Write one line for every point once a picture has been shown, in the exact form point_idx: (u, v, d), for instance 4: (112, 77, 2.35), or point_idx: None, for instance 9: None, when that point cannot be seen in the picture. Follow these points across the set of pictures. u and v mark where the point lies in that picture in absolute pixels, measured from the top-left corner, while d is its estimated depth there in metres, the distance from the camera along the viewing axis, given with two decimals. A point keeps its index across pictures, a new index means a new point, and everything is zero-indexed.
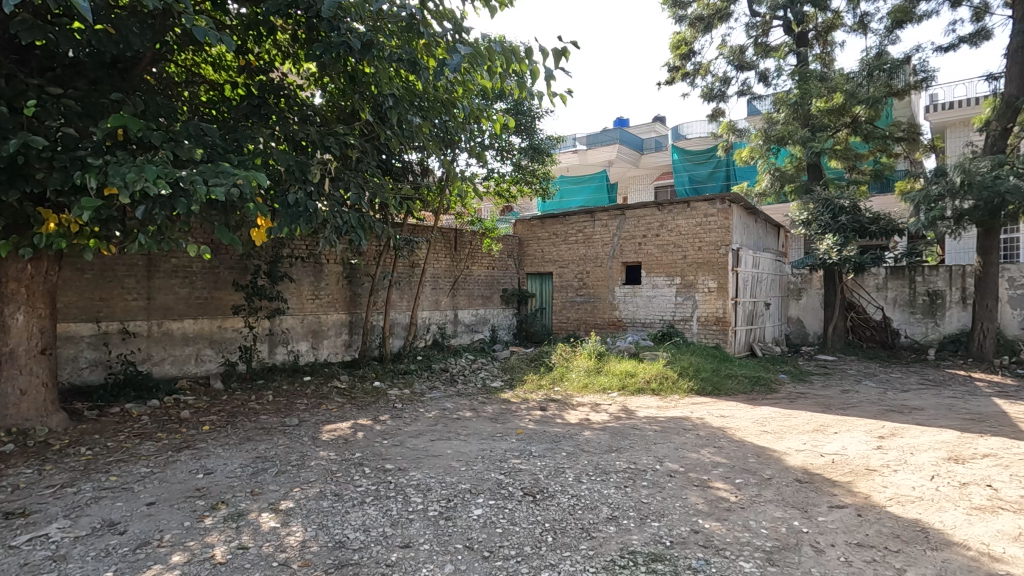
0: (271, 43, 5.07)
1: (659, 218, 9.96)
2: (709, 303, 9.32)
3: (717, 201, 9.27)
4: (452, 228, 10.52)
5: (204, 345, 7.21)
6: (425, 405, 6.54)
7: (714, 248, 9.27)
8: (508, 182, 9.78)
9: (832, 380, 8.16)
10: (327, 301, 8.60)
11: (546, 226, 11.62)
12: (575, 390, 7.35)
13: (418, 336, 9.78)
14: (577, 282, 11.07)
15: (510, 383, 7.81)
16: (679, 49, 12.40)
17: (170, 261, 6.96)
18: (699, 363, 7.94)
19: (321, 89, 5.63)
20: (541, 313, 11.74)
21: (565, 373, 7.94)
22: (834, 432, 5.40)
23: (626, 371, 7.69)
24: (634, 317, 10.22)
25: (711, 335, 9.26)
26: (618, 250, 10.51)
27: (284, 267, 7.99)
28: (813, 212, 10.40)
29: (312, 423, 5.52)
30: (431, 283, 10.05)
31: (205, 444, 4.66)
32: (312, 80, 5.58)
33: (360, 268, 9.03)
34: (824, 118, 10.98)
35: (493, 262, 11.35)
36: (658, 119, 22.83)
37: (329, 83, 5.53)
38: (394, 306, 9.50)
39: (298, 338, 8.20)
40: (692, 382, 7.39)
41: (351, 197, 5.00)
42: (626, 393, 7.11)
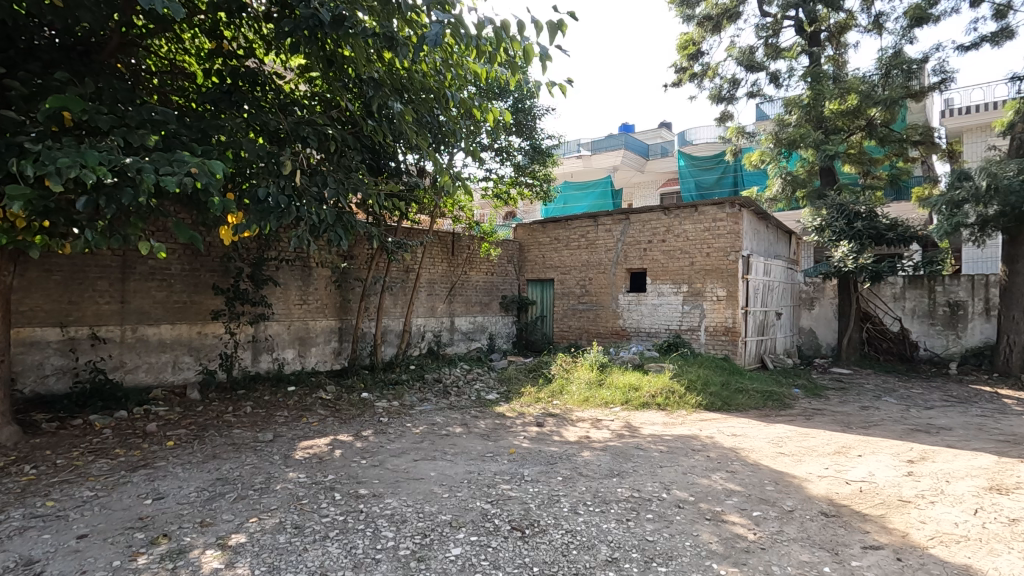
0: (252, 31, 4.78)
1: (665, 223, 9.52)
2: (717, 312, 8.85)
3: (726, 205, 8.83)
4: (450, 232, 10.13)
5: (182, 352, 6.80)
6: (413, 419, 6.09)
7: (723, 255, 8.82)
8: (508, 184, 9.41)
9: (849, 395, 7.66)
10: (316, 307, 8.19)
11: (547, 230, 11.21)
12: (576, 403, 6.90)
13: (412, 345, 9.35)
14: (579, 290, 10.63)
15: (507, 395, 7.35)
16: (686, 49, 12.01)
17: (147, 262, 6.57)
18: (708, 376, 7.46)
19: (308, 83, 5.32)
20: (542, 321, 11.30)
21: (565, 385, 7.49)
22: (858, 455, 4.91)
23: (630, 384, 7.22)
24: (638, 326, 9.76)
25: (720, 346, 8.78)
26: (622, 255, 10.07)
27: (270, 270, 7.60)
28: (827, 219, 9.95)
29: (287, 439, 5.08)
30: (426, 289, 9.64)
31: (165, 463, 4.24)
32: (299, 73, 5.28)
33: (351, 273, 8.63)
34: (837, 120, 10.56)
35: (492, 267, 10.94)
36: (664, 125, 22.46)
37: (316, 77, 5.21)
38: (387, 312, 9.08)
39: (284, 346, 7.80)
40: (700, 396, 6.92)
41: (330, 192, 4.56)
42: (629, 408, 6.65)
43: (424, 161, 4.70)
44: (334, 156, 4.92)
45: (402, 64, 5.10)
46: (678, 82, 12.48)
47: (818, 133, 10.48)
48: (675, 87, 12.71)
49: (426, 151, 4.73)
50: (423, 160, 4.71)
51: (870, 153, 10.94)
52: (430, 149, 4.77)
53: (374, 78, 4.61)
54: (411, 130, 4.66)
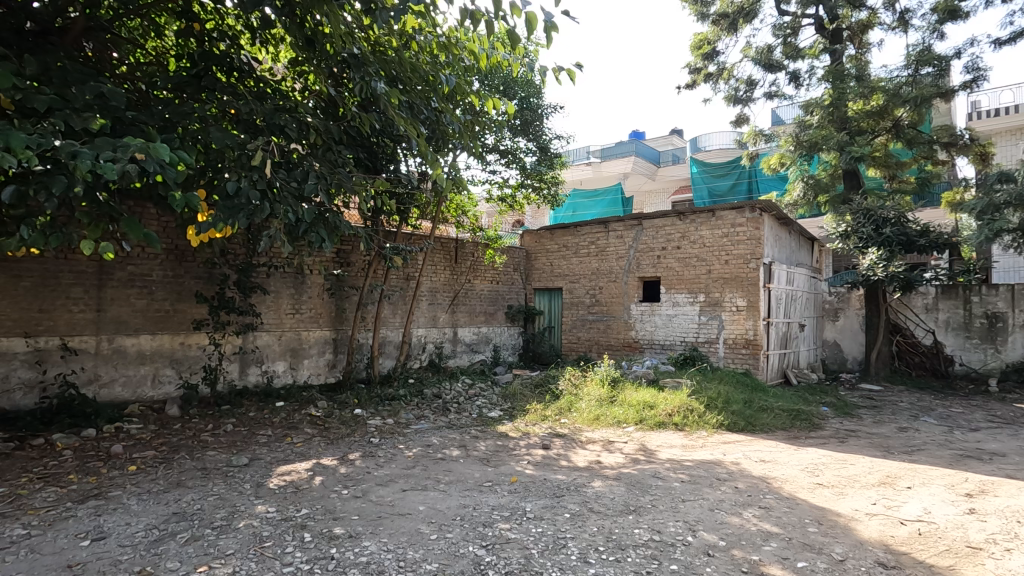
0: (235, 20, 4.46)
1: (680, 229, 8.99)
2: (737, 324, 8.27)
3: (746, 209, 8.30)
4: (452, 238, 9.66)
5: (163, 364, 6.34)
6: (407, 439, 5.56)
7: (742, 262, 8.26)
8: (514, 188, 8.97)
9: (884, 415, 7.03)
10: (309, 317, 7.73)
11: (555, 237, 10.70)
12: (586, 422, 6.34)
13: (412, 357, 8.84)
14: (589, 299, 10.10)
15: (511, 412, 6.81)
16: (701, 49, 11.53)
17: (126, 268, 6.13)
18: (729, 393, 6.87)
19: (302, 80, 5.01)
20: (549, 333, 10.77)
21: (574, 402, 6.93)
22: (908, 487, 4.32)
23: (644, 401, 6.64)
24: (652, 338, 9.20)
25: (741, 360, 8.19)
26: (634, 263, 9.53)
27: (260, 277, 7.15)
28: (853, 224, 9.37)
29: (264, 464, 4.58)
30: (427, 298, 9.15)
31: (120, 494, 3.75)
32: (294, 71, 5.00)
33: (347, 280, 8.17)
34: (862, 121, 10.04)
35: (497, 275, 10.45)
36: (675, 132, 22.00)
37: (308, 71, 4.90)
38: (385, 322, 8.60)
39: (274, 358, 7.33)
40: (721, 416, 6.34)
41: (309, 186, 4.02)
42: (644, 428, 6.08)
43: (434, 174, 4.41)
44: (320, 148, 4.48)
45: (389, 43, 4.70)
46: (692, 84, 12.00)
47: (840, 134, 9.93)
48: (689, 89, 12.23)
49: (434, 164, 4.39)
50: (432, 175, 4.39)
51: (897, 155, 10.34)
52: (425, 142, 4.42)
53: (356, 56, 4.18)
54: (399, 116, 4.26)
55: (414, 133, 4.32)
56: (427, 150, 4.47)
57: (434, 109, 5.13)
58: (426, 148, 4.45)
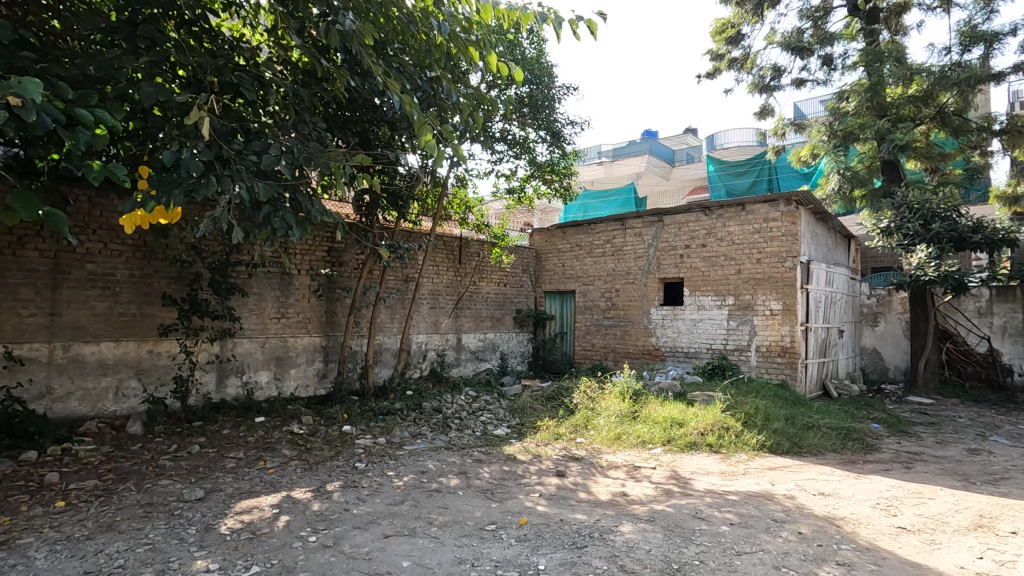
0: None
1: (706, 225, 8.18)
2: (772, 329, 7.41)
3: (780, 203, 7.47)
4: (456, 237, 8.90)
5: (127, 375, 5.62)
6: (399, 463, 4.77)
7: (776, 261, 7.43)
8: (523, 180, 8.22)
9: (946, 434, 6.15)
10: (296, 322, 7.00)
11: (567, 236, 9.92)
12: (605, 442, 5.54)
13: (411, 366, 8.08)
14: (604, 303, 9.30)
15: (519, 429, 6.02)
16: (724, 33, 10.68)
17: (86, 266, 5.41)
18: (768, 409, 6.03)
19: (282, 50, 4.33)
20: (561, 339, 9.97)
21: (591, 418, 6.12)
22: (1015, 534, 3.46)
23: (671, 417, 5.82)
24: (674, 345, 8.37)
25: (776, 369, 7.34)
26: (654, 263, 8.72)
27: (239, 277, 6.41)
28: (896, 220, 8.53)
29: (224, 498, 3.81)
30: (428, 301, 8.40)
31: (28, 544, 2.98)
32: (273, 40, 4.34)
33: (339, 281, 7.43)
34: (902, 107, 9.13)
35: (504, 277, 9.69)
36: (690, 130, 21.24)
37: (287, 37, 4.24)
38: (382, 328, 7.84)
39: (257, 367, 6.61)
40: (762, 436, 5.49)
41: (269, 160, 3.22)
42: (674, 450, 5.27)
43: (424, 144, 3.55)
44: (290, 118, 3.72)
45: None
46: (713, 72, 11.17)
47: (880, 121, 9.03)
48: (710, 78, 11.41)
49: (424, 129, 3.55)
50: (423, 145, 3.55)
51: (940, 147, 9.52)
52: (411, 99, 3.59)
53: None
54: (377, 67, 3.55)
55: (394, 85, 3.55)
56: (414, 112, 3.66)
57: (429, 77, 4.54)
58: (412, 108, 3.61)
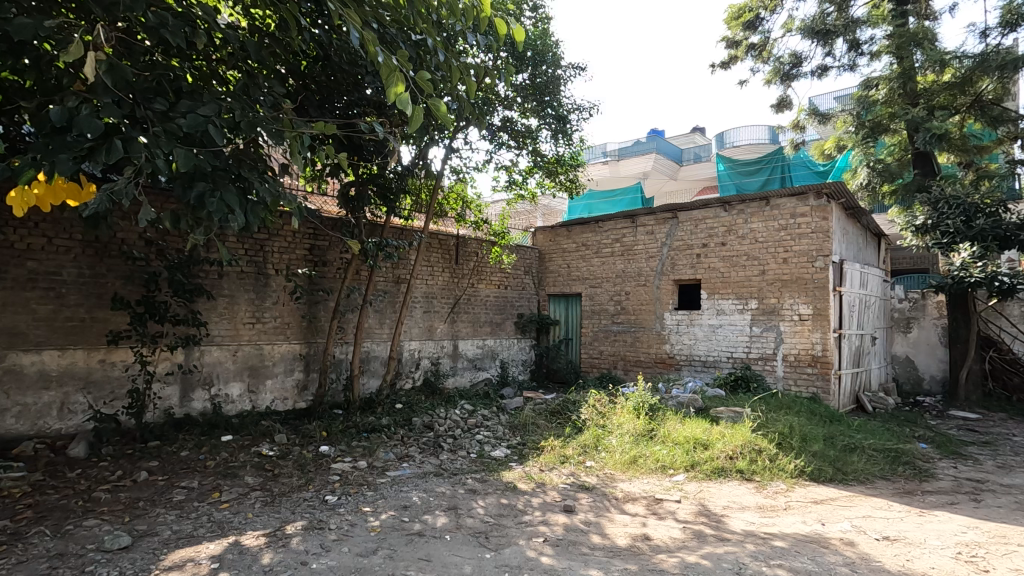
0: None
1: (725, 221, 7.47)
2: (801, 336, 6.68)
3: (809, 196, 6.76)
4: (452, 235, 8.22)
5: (74, 389, 4.92)
6: (378, 495, 4.05)
7: (806, 261, 6.71)
8: (525, 173, 7.53)
9: (1008, 457, 5.39)
10: (273, 327, 6.31)
11: (573, 235, 9.22)
12: (619, 467, 4.81)
13: (402, 375, 7.38)
14: (613, 307, 8.59)
15: (520, 450, 5.30)
16: (740, 18, 9.98)
17: (26, 264, 4.72)
18: (804, 427, 5.30)
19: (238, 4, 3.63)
20: (567, 346, 9.27)
21: (602, 438, 5.40)
22: None
23: (694, 438, 5.10)
24: (691, 353, 7.64)
25: (805, 381, 6.62)
26: (667, 264, 8.00)
27: (207, 277, 5.73)
28: (932, 216, 7.82)
29: (157, 545, 3.09)
30: (421, 305, 7.70)
31: None
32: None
33: (322, 282, 6.74)
34: (938, 95, 8.41)
35: (505, 279, 8.99)
36: (698, 130, 20.57)
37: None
38: (370, 334, 7.13)
39: (227, 379, 5.92)
40: (800, 460, 4.77)
41: (193, 121, 2.50)
42: (699, 478, 4.55)
43: (394, 98, 2.32)
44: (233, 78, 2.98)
45: None
46: (729, 61, 10.48)
47: (914, 109, 8.30)
48: (725, 68, 10.72)
49: (392, 75, 2.32)
50: (390, 98, 2.32)
51: (977, 139, 8.73)
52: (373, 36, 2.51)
53: None
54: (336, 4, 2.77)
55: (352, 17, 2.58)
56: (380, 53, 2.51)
57: (416, 41, 3.95)
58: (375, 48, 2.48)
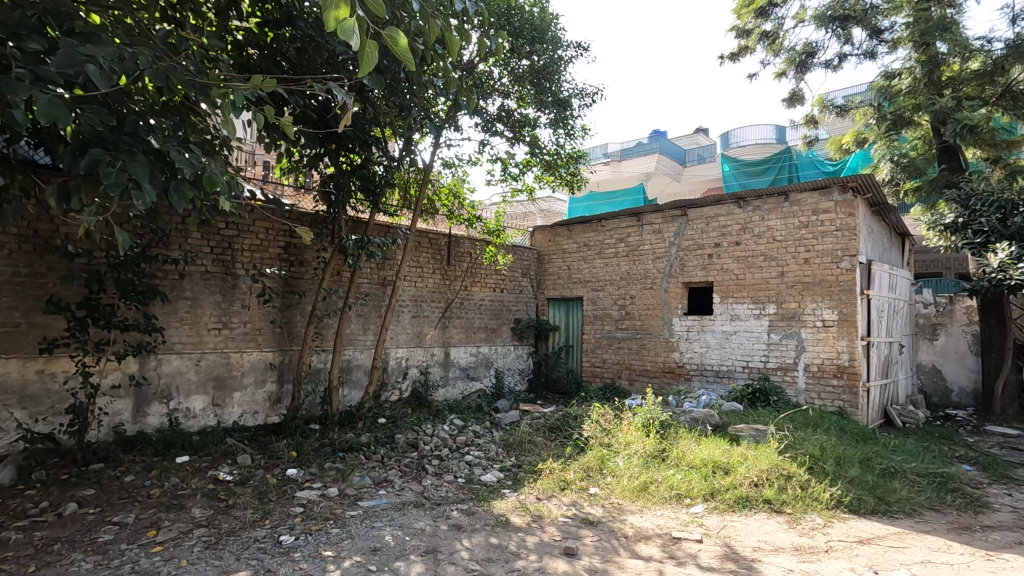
0: None
1: (740, 218, 6.87)
2: (826, 345, 6.06)
3: (834, 190, 6.15)
4: (444, 234, 7.61)
5: (4, 405, 4.30)
6: (345, 534, 3.41)
7: (830, 261, 6.11)
8: (521, 166, 6.93)
9: None
10: (242, 334, 5.71)
11: (574, 234, 8.61)
12: (628, 496, 4.18)
13: (387, 386, 6.76)
14: (617, 312, 7.98)
15: (514, 474, 4.67)
16: (752, 5, 9.37)
17: None
18: (836, 448, 4.68)
19: None
20: (567, 353, 8.64)
21: (607, 460, 4.77)
22: None
23: (712, 461, 4.47)
24: (702, 363, 7.03)
25: (830, 395, 6.00)
26: (676, 265, 7.40)
27: (165, 278, 5.13)
28: (964, 214, 7.27)
29: None
30: (409, 309, 7.09)
31: None
32: None
33: (298, 284, 6.14)
34: (966, 84, 7.82)
35: (500, 282, 8.38)
36: (701, 131, 20.01)
37: None
38: (351, 340, 6.51)
39: (188, 391, 5.32)
40: (835, 487, 4.15)
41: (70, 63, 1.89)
42: (722, 510, 3.91)
43: (334, 27, 1.71)
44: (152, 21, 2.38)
45: None
46: (738, 52, 9.91)
47: (941, 99, 7.70)
48: (734, 60, 10.15)
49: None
50: (330, 27, 1.72)
51: (1006, 133, 8.13)
52: None
53: None
54: None
55: None
56: None
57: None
58: None
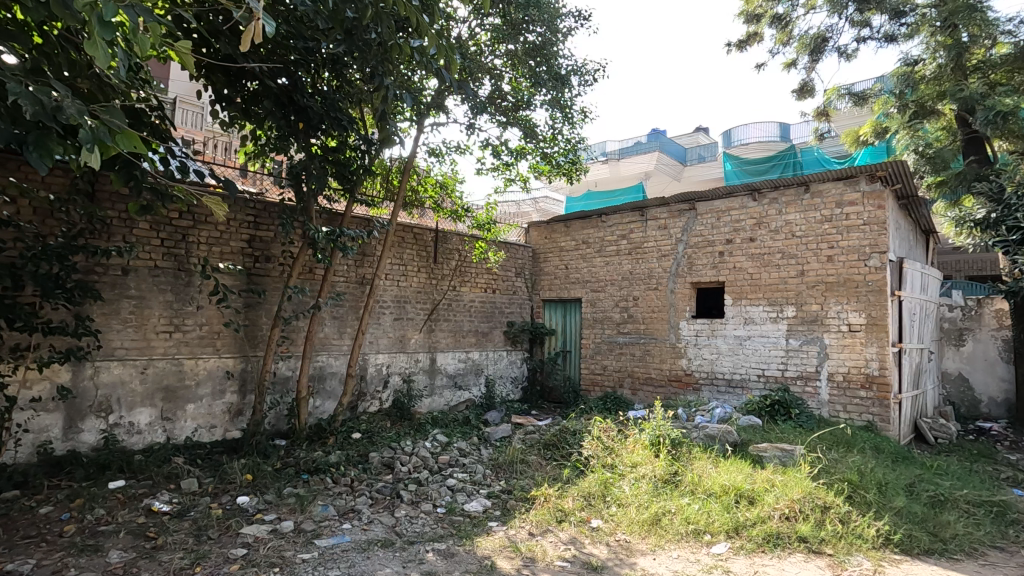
0: None
1: (754, 212, 6.25)
2: (852, 352, 5.45)
3: (860, 180, 5.54)
4: (430, 229, 6.97)
5: None
6: None
7: (856, 259, 5.51)
8: (515, 154, 6.29)
9: None
10: (197, 338, 5.04)
11: (571, 231, 7.98)
12: (636, 531, 3.54)
13: (365, 396, 6.10)
14: (618, 314, 7.35)
15: (503, 503, 4.01)
16: None
17: None
18: (875, 473, 4.06)
19: None
20: (564, 359, 8.01)
21: (611, 485, 4.13)
22: None
23: (734, 489, 3.83)
24: (712, 371, 6.40)
25: (857, 408, 5.39)
26: (683, 263, 6.77)
27: (104, 274, 4.49)
28: (998, 209, 6.67)
29: None
30: (391, 310, 6.45)
31: None
32: None
33: (263, 282, 5.48)
34: (997, 68, 7.24)
35: (492, 281, 7.74)
36: (701, 130, 19.48)
37: None
38: (324, 344, 5.85)
39: (132, 403, 4.65)
40: (882, 521, 3.51)
41: None
42: (750, 551, 3.26)
43: None
44: None
45: None
46: (747, 40, 9.33)
47: (969, 85, 7.08)
48: (741, 48, 9.56)
49: None
50: None
51: None
52: None
53: None
54: None
55: None
56: None
57: None
58: None
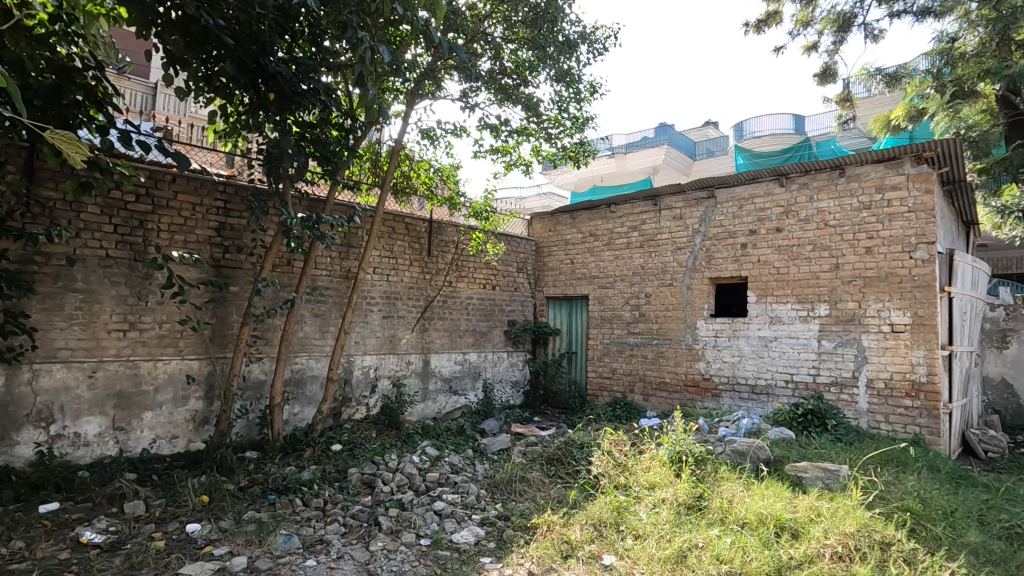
0: None
1: (782, 199, 5.63)
2: (895, 356, 4.82)
3: (904, 162, 4.91)
4: (424, 219, 6.39)
5: None
6: None
7: (900, 251, 4.87)
8: (517, 135, 5.69)
9: None
10: (157, 338, 4.47)
11: (578, 222, 7.38)
12: (658, 570, 2.92)
13: (350, 402, 5.52)
14: (629, 313, 6.74)
15: (499, 533, 3.41)
16: None
17: None
18: (938, 500, 3.45)
19: None
20: (569, 362, 7.42)
21: (626, 512, 3.52)
22: None
23: (775, 519, 3.22)
24: (734, 376, 5.79)
25: (902, 419, 4.76)
26: (701, 256, 6.16)
27: (45, 264, 3.93)
28: None
29: None
30: (379, 308, 5.85)
31: None
32: None
33: (234, 275, 4.90)
34: None
35: (492, 277, 7.14)
36: (710, 123, 18.83)
37: None
38: (303, 345, 5.27)
39: (77, 411, 4.08)
40: (960, 560, 2.88)
41: None
42: None
43: None
44: None
45: None
46: (766, 20, 8.70)
47: (1016, 61, 6.42)
48: (760, 30, 8.95)
49: None
50: None
51: None
52: None
53: None
54: None
55: None
56: None
57: None
58: None
